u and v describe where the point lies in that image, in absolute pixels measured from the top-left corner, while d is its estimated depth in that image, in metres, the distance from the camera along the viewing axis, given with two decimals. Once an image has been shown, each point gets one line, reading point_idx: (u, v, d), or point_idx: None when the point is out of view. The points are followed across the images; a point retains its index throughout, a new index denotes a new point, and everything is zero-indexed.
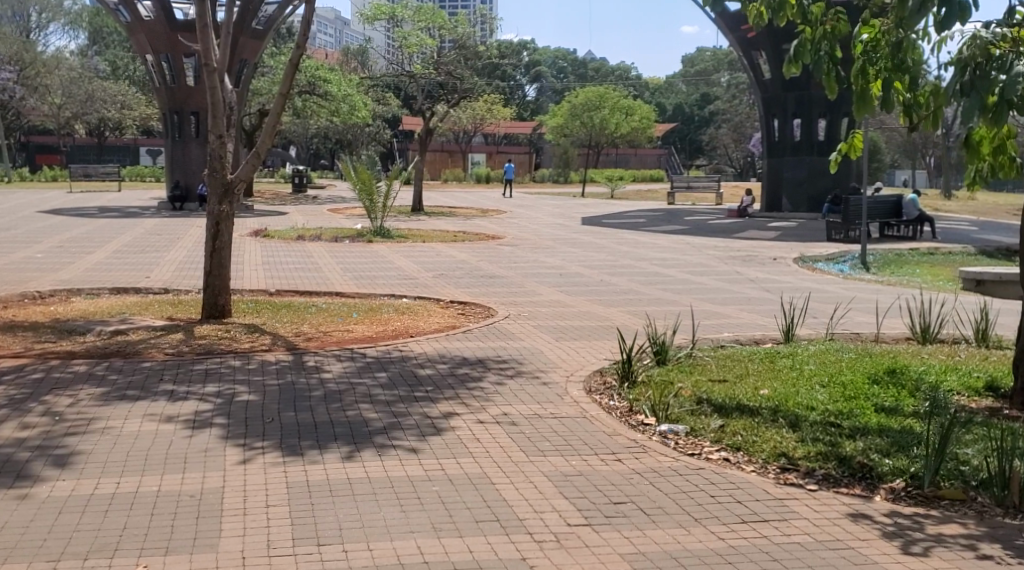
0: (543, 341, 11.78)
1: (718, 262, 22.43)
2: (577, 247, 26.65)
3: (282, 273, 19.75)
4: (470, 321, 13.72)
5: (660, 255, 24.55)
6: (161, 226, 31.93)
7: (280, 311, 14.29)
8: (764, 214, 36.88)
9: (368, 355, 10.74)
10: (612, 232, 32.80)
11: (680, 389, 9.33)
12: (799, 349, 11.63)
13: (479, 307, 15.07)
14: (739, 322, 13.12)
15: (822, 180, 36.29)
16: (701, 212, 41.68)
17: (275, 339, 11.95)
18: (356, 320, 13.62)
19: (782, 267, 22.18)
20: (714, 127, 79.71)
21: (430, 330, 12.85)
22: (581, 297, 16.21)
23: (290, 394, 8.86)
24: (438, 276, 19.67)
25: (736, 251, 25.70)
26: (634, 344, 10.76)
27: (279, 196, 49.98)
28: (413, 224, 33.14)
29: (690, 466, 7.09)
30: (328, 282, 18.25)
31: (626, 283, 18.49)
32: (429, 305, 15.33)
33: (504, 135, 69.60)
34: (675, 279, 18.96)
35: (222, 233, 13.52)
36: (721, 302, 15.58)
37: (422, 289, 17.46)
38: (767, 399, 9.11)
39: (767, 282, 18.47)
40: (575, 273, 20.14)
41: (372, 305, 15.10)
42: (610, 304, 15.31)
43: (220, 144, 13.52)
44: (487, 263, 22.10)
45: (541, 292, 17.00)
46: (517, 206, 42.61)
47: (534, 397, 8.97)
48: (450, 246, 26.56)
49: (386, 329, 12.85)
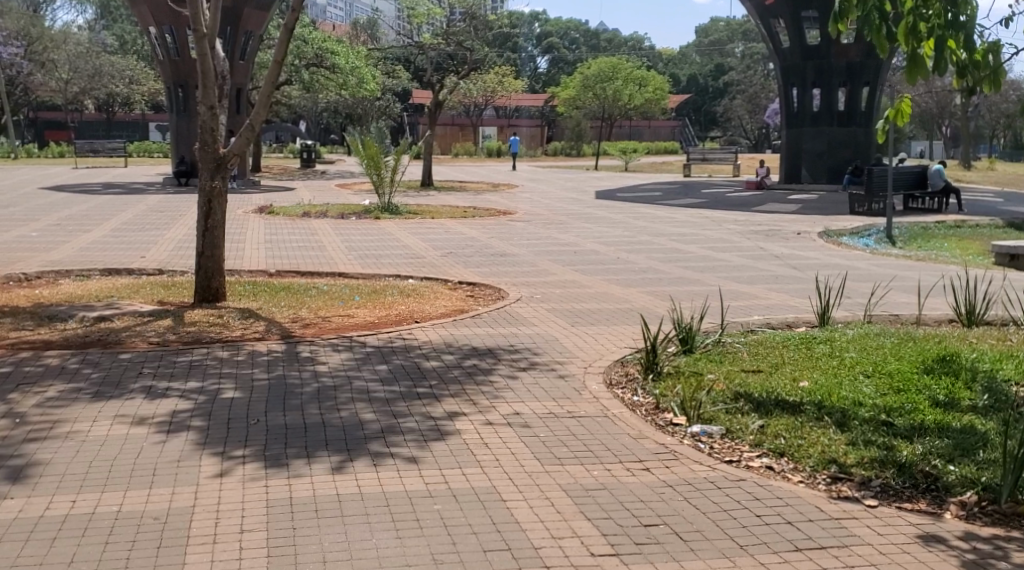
0: (558, 327, 10.90)
1: (739, 238, 21.48)
2: (592, 222, 25.74)
3: (285, 252, 18.89)
4: (480, 304, 12.84)
5: (678, 230, 23.61)
6: (165, 203, 31.10)
7: (278, 294, 13.40)
8: (783, 187, 35.87)
9: (368, 343, 9.88)
10: (627, 206, 31.85)
11: (711, 383, 8.44)
12: (836, 334, 10.72)
13: (490, 288, 14.21)
14: (768, 304, 12.20)
15: (843, 151, 35.22)
16: (717, 185, 40.66)
17: (269, 325, 11.07)
18: (358, 304, 12.75)
19: (805, 242, 21.23)
20: (728, 99, 78.35)
21: (438, 314, 11.98)
22: (598, 277, 15.32)
23: (278, 391, 8.00)
24: (447, 254, 18.77)
25: (756, 226, 24.75)
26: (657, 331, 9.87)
27: (286, 171, 49.09)
28: (422, 200, 32.23)
29: (728, 477, 6.23)
30: (333, 261, 17.39)
31: (643, 261, 17.57)
32: (437, 286, 14.44)
33: (515, 108, 68.47)
34: (696, 256, 18.05)
35: (215, 210, 12.64)
36: (746, 281, 14.67)
37: (430, 269, 16.57)
38: (809, 393, 8.23)
39: (792, 259, 17.52)
40: (591, 250, 19.23)
41: (376, 287, 14.22)
42: (628, 284, 14.42)
43: (211, 116, 12.62)
44: (499, 240, 21.22)
45: (555, 272, 16.10)
46: (529, 180, 41.64)
47: (550, 393, 8.09)
48: (460, 222, 25.64)
49: (389, 314, 11.98)
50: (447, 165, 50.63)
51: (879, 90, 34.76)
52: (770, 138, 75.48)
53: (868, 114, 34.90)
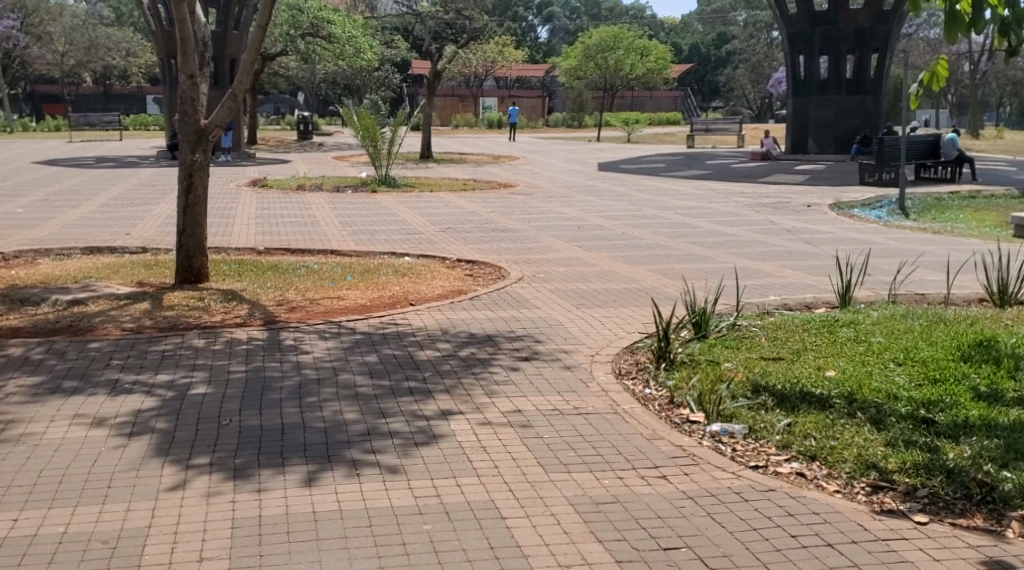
0: (562, 310, 10.20)
1: (747, 211, 20.75)
2: (595, 195, 25.00)
3: (276, 228, 18.18)
4: (479, 284, 12.13)
5: (683, 203, 22.89)
6: (157, 178, 30.34)
7: (265, 274, 12.67)
8: (790, 157, 35.07)
9: (357, 330, 9.17)
10: (631, 178, 31.11)
11: (730, 372, 7.71)
12: (860, 316, 10.00)
13: (489, 267, 13.50)
14: (784, 283, 11.50)
15: (851, 120, 34.36)
16: (722, 156, 39.83)
17: (253, 309, 10.36)
18: (350, 284, 12.03)
19: (816, 214, 20.51)
20: (730, 68, 77.28)
21: (435, 296, 11.27)
22: (602, 253, 14.62)
23: (256, 386, 7.30)
24: (445, 230, 18.05)
25: (764, 198, 24.02)
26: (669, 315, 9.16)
27: (283, 144, 48.30)
28: (421, 173, 31.47)
29: (755, 486, 5.54)
30: (326, 238, 16.67)
31: (650, 236, 16.85)
32: (433, 265, 13.74)
33: (515, 78, 67.51)
34: (704, 231, 17.34)
35: (196, 184, 11.88)
36: (759, 258, 13.97)
37: (427, 246, 15.85)
38: (838, 385, 7.51)
39: (804, 233, 16.80)
40: (594, 225, 18.51)
41: (369, 265, 13.51)
42: (635, 261, 13.71)
43: (191, 85, 11.85)
44: (499, 215, 20.50)
45: (558, 249, 15.38)
46: (530, 152, 40.85)
47: (554, 387, 7.38)
48: (459, 195, 24.91)
49: (383, 296, 11.26)
50: (446, 136, 49.82)
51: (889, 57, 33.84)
52: (773, 108, 74.51)
53: (877, 82, 34.01)
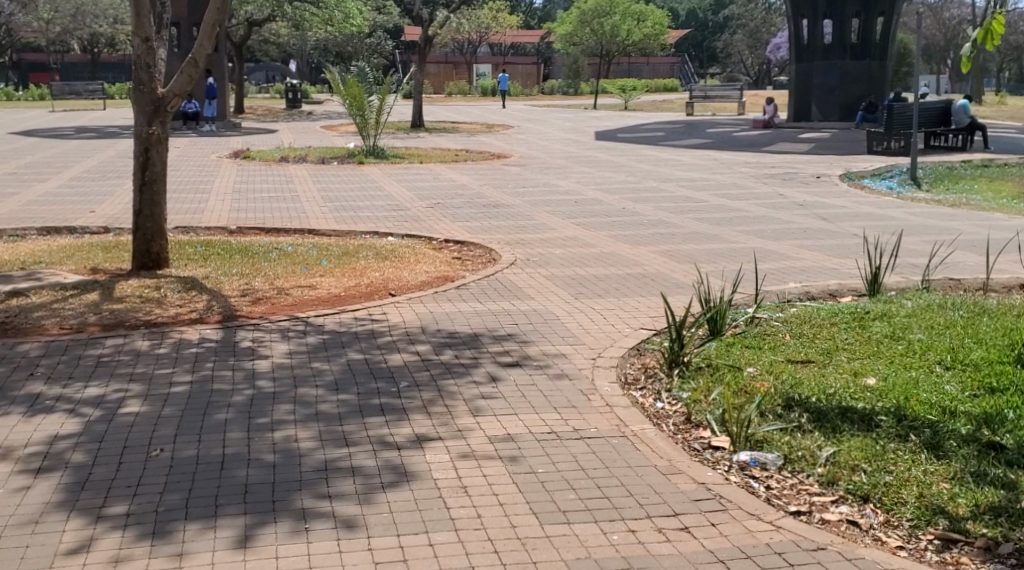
0: (559, 301, 9.11)
1: (753, 183, 19.68)
2: (593, 166, 23.90)
3: (254, 204, 17.07)
4: (468, 269, 11.04)
5: (686, 174, 21.80)
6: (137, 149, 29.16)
7: (232, 258, 11.56)
8: (793, 125, 33.93)
9: (325, 329, 8.09)
10: (629, 147, 29.99)
11: (755, 381, 6.60)
12: (893, 307, 8.91)
13: (480, 249, 12.41)
14: (803, 269, 10.46)
15: (856, 86, 33.14)
16: (723, 124, 38.64)
17: (213, 300, 9.27)
18: (326, 269, 10.92)
19: (826, 186, 19.45)
20: (728, 33, 75.80)
21: (418, 283, 10.17)
22: (601, 232, 13.55)
23: (199, 404, 6.24)
24: (433, 206, 16.94)
25: (770, 169, 22.94)
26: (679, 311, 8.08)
27: (271, 113, 47.06)
28: (411, 143, 30.32)
29: (800, 546, 4.51)
30: (305, 215, 15.58)
31: (652, 211, 15.79)
32: (418, 246, 12.63)
33: (511, 45, 66.13)
34: (710, 206, 16.28)
35: (153, 160, 10.76)
36: (772, 238, 12.91)
37: (413, 224, 14.74)
38: (883, 396, 6.40)
39: (818, 208, 15.73)
40: (592, 200, 17.42)
41: (349, 247, 12.38)
42: (637, 241, 12.65)
43: (146, 50, 10.70)
44: (492, 188, 19.42)
45: (553, 226, 14.30)
46: (524, 120, 39.66)
47: (549, 402, 6.31)
48: (449, 167, 23.79)
49: (361, 282, 10.14)
50: (439, 104, 48.58)
51: (894, 21, 32.60)
52: (772, 74, 73.19)
53: (883, 46, 32.73)
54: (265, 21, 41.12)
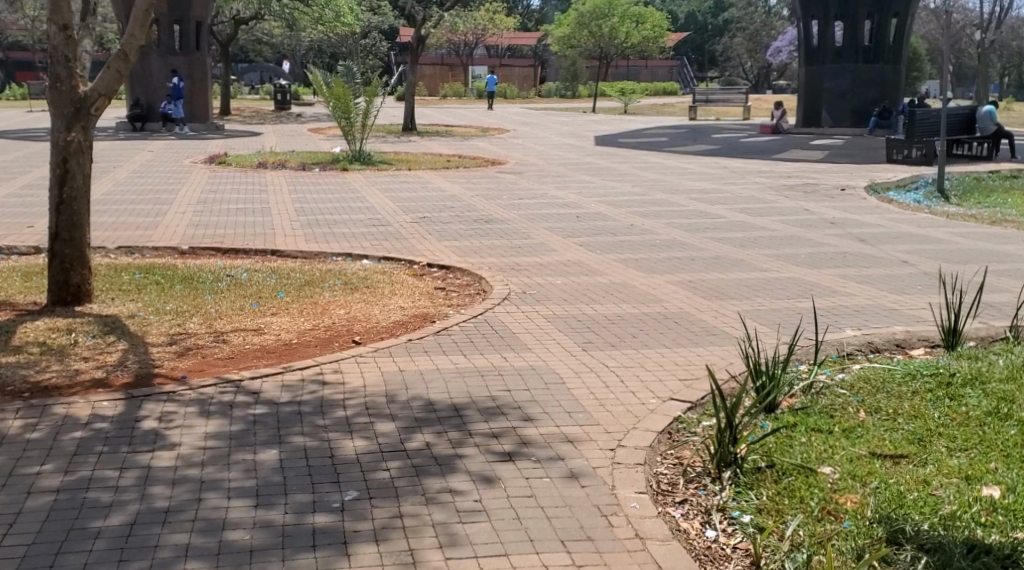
0: (565, 354, 7.26)
1: (771, 195, 17.88)
2: (593, 174, 22.11)
3: (217, 217, 15.25)
4: (452, 305, 9.19)
5: (696, 184, 20.02)
6: (107, 154, 27.30)
7: (170, 288, 9.74)
8: (803, 130, 32.13)
9: (260, 399, 6.23)
10: (631, 153, 28.20)
11: (839, 496, 4.82)
12: (984, 364, 7.06)
13: (468, 276, 10.60)
14: (858, 309, 8.66)
15: (868, 91, 31.32)
16: (729, 129, 36.80)
17: (130, 351, 7.43)
18: (284, 303, 9.11)
19: (851, 199, 17.67)
20: (727, 36, 73.95)
21: (392, 325, 8.33)
22: (609, 255, 11.73)
23: (56, 535, 4.45)
24: (417, 220, 15.11)
25: (786, 179, 21.14)
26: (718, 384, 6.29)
27: (258, 114, 45.17)
28: (401, 147, 28.44)
29: None
30: (271, 231, 13.80)
31: (663, 229, 13.96)
32: (395, 273, 10.78)
33: (506, 47, 64.18)
34: (728, 222, 14.51)
35: (73, 173, 8.91)
36: (807, 264, 11.09)
37: (391, 242, 12.91)
38: (1021, 520, 4.61)
39: (851, 226, 13.94)
40: (596, 214, 15.61)
41: (313, 274, 10.55)
42: (652, 268, 10.83)
43: (64, 40, 8.84)
44: (484, 199, 17.62)
45: (553, 247, 12.49)
46: (520, 124, 37.79)
47: (554, 529, 4.52)
48: (439, 174, 21.95)
49: (320, 324, 8.30)
50: (431, 107, 46.71)
51: (908, 23, 30.95)
52: (771, 78, 71.33)
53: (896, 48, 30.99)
54: (252, 19, 39.17)
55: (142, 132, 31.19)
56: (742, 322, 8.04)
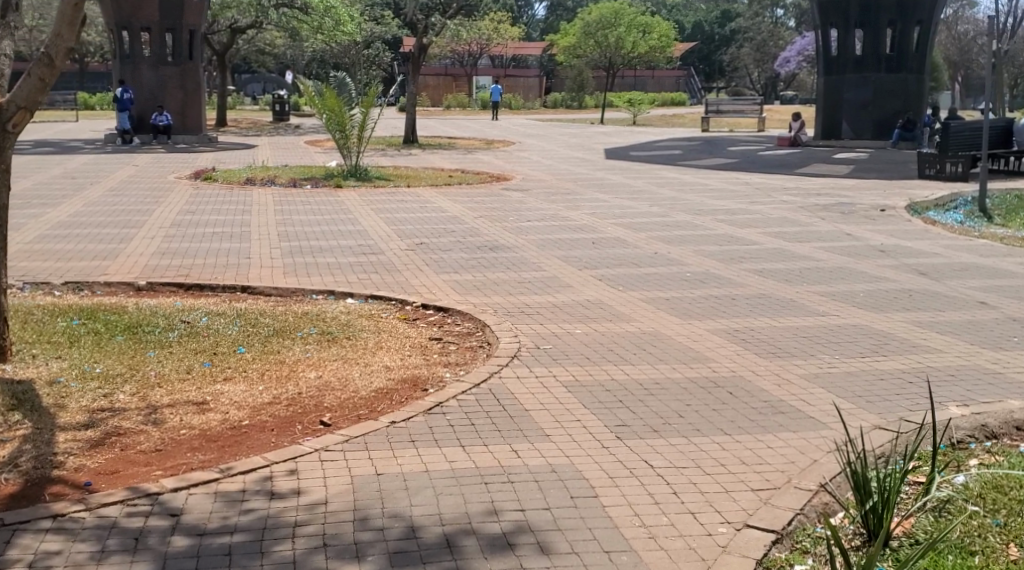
0: (594, 446, 5.57)
1: (804, 217, 16.20)
2: (607, 191, 20.49)
3: (190, 243, 13.62)
4: (450, 364, 7.49)
5: (720, 203, 18.36)
6: (88, 169, 25.70)
7: (108, 340, 8.04)
8: (823, 144, 30.41)
9: (180, 525, 4.62)
10: (644, 168, 26.60)
11: None
12: None
13: (470, 322, 8.90)
14: (956, 376, 6.99)
15: (891, 101, 29.44)
16: (745, 141, 35.11)
17: (32, 440, 5.75)
18: (244, 362, 7.43)
19: (894, 221, 15.99)
20: (734, 46, 72.10)
21: (375, 396, 6.64)
22: (635, 294, 10.06)
23: None
24: (414, 247, 13.47)
25: (815, 197, 19.47)
26: (811, 517, 4.69)
27: (255, 126, 43.57)
28: (401, 161, 26.79)
29: None
30: (248, 261, 12.17)
31: (693, 258, 12.30)
32: (384, 319, 9.09)
33: (511, 57, 62.50)
34: (765, 250, 12.86)
35: None
36: (870, 306, 9.41)
37: (381, 276, 11.26)
38: None
39: (905, 256, 12.26)
40: (614, 239, 13.96)
41: (285, 321, 8.87)
42: (687, 311, 9.16)
43: None
44: (488, 220, 16.01)
45: (569, 282, 10.84)
46: (527, 136, 36.12)
47: None
48: (440, 191, 20.31)
49: (285, 393, 6.63)
50: (434, 118, 45.04)
51: (933, 30, 29.12)
52: (779, 89, 69.47)
53: (920, 57, 29.14)
54: (249, 27, 37.60)
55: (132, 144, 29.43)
56: (818, 404, 6.35)
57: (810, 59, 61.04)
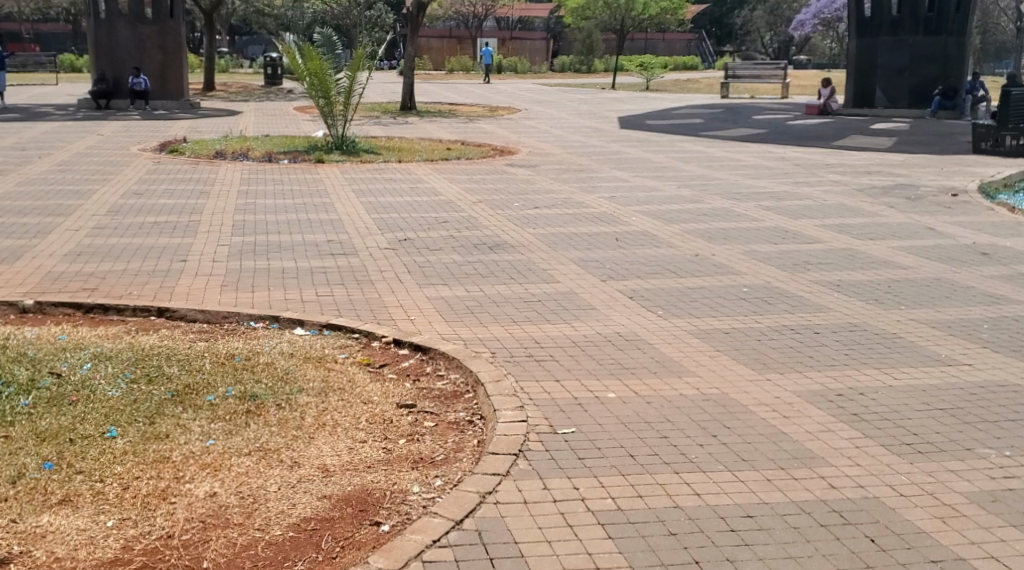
0: None
1: (865, 203, 13.63)
2: (626, 168, 17.95)
3: (117, 239, 11.04)
4: (423, 463, 4.96)
5: (761, 184, 15.75)
6: (46, 138, 23.11)
7: None
8: (855, 112, 26.68)
9: None
10: (664, 138, 24.03)
11: None
12: None
13: (456, 376, 6.34)
14: None
15: (929, 67, 25.93)
16: (771, 109, 32.39)
17: None
18: (107, 459, 4.87)
19: (972, 209, 13.41)
20: (746, 8, 68.79)
21: (296, 543, 4.23)
22: (679, 323, 7.50)
23: None
24: (396, 244, 10.90)
25: (868, 177, 16.87)
26: None
27: (245, 90, 40.88)
28: (395, 131, 24.10)
29: None
30: (182, 266, 9.63)
31: (745, 263, 9.75)
32: (338, 369, 6.52)
33: (516, 19, 59.62)
34: (834, 251, 10.31)
35: None
36: (1008, 349, 6.82)
37: (346, 290, 8.67)
38: None
39: (1014, 262, 9.70)
40: (641, 233, 11.39)
41: (196, 373, 6.29)
42: (757, 356, 6.59)
43: None
44: (489, 206, 13.47)
45: (591, 302, 8.28)
46: (534, 102, 33.39)
47: None
48: (434, 167, 17.75)
49: (148, 541, 4.19)
50: (435, 82, 42.26)
51: None
52: (791, 53, 66.44)
53: (962, 18, 25.59)
54: None
55: (108, 110, 26.65)
56: None
57: (825, 22, 57.65)
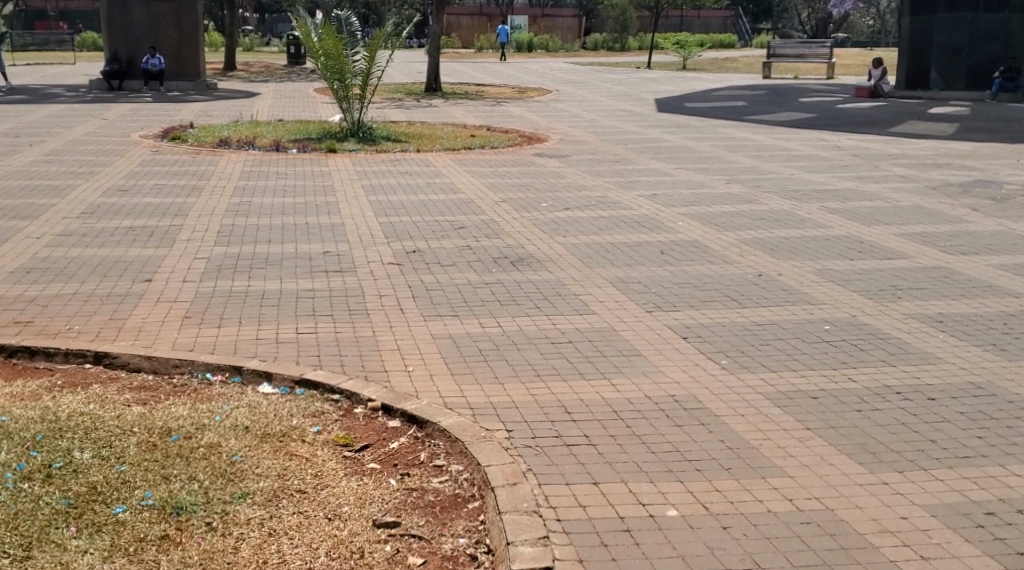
0: None
1: (945, 205, 11.85)
2: (667, 158, 16.27)
3: (81, 249, 9.48)
4: None
5: (820, 179, 14.04)
6: (44, 123, 21.57)
7: None
8: (907, 95, 24.67)
9: None
10: (705, 123, 22.29)
11: None
12: None
13: (459, 470, 4.68)
14: None
15: (991, 45, 23.64)
16: (817, 90, 30.44)
17: None
18: None
19: None
20: None
21: None
22: (752, 381, 5.86)
23: None
24: (401, 258, 9.23)
25: (939, 171, 15.08)
26: None
27: (267, 70, 39.35)
28: (417, 116, 22.44)
29: None
30: (144, 288, 8.07)
31: (821, 287, 8.06)
32: (305, 452, 4.91)
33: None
34: (923, 270, 8.59)
35: None
36: None
37: (334, 325, 7.06)
38: None
39: None
40: (690, 244, 9.73)
41: (107, 460, 4.73)
42: (863, 442, 4.94)
43: None
44: (512, 206, 11.81)
45: (637, 344, 6.65)
46: (565, 83, 31.60)
47: None
48: (456, 158, 16.11)
49: None
50: (461, 61, 40.53)
51: None
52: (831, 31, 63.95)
53: None
54: None
55: (119, 91, 25.02)
56: None
57: None
